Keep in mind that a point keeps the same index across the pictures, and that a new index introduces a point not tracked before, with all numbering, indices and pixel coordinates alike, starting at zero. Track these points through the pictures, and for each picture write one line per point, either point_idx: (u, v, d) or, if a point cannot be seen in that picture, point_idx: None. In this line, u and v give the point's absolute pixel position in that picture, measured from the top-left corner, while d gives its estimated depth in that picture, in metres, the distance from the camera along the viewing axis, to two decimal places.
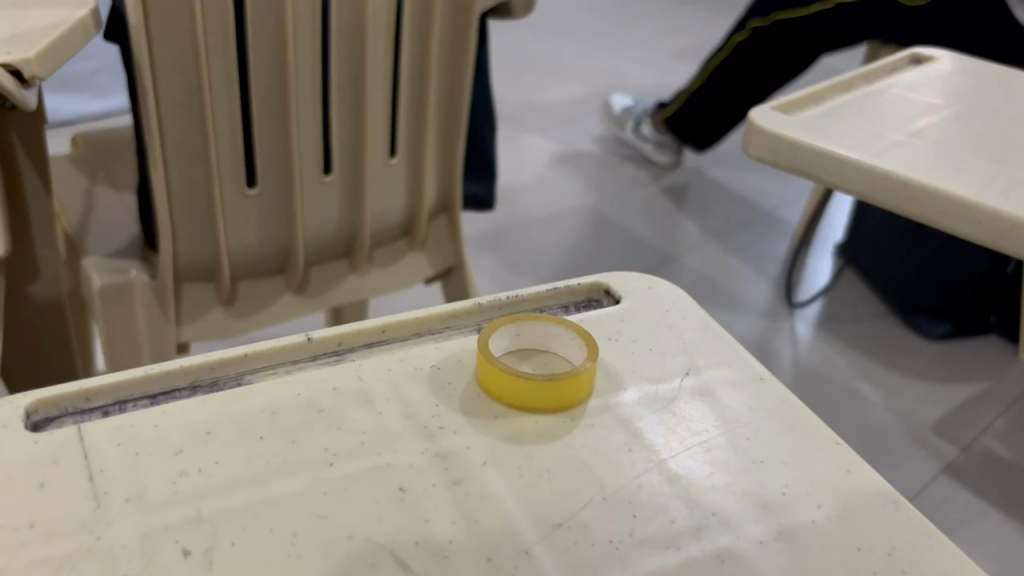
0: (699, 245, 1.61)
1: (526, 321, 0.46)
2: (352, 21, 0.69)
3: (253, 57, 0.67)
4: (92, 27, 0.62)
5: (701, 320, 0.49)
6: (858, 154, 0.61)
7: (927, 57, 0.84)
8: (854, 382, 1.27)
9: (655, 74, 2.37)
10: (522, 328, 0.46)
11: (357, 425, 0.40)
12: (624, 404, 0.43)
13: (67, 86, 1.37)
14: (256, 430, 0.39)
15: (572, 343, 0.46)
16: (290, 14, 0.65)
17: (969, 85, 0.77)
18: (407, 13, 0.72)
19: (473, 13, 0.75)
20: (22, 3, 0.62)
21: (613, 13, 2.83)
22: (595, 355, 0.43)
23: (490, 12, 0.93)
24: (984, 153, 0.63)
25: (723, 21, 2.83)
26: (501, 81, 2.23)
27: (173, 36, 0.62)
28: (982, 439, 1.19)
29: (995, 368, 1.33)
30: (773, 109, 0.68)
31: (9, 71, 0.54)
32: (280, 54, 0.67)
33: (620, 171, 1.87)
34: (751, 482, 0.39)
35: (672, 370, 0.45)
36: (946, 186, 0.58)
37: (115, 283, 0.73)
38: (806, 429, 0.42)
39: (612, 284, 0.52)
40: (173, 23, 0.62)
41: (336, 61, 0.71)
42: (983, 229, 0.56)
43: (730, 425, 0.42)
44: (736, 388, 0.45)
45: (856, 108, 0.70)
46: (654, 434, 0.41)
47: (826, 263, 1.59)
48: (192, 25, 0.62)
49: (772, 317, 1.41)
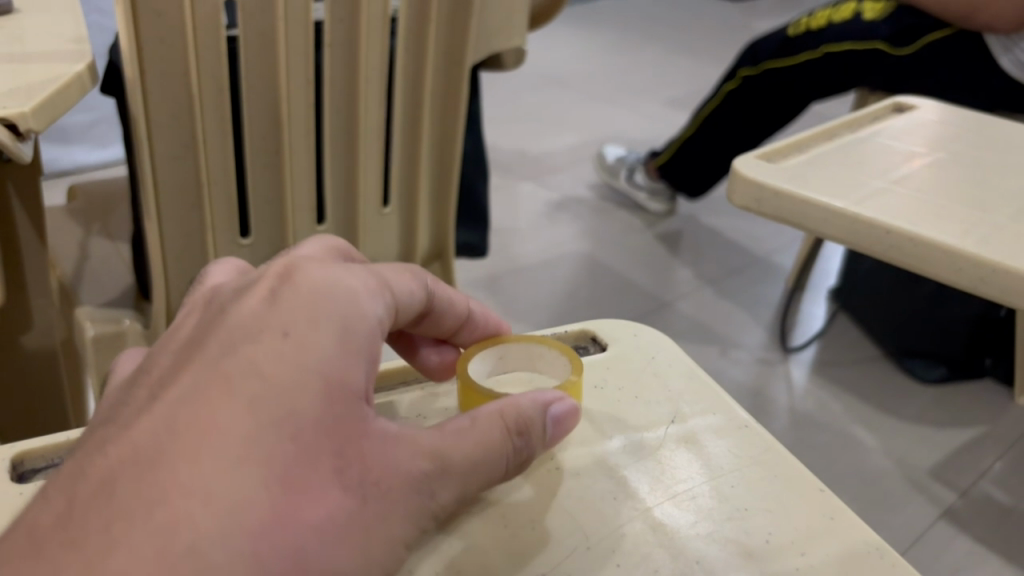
0: (693, 291, 1.61)
1: (516, 344, 0.48)
2: (343, 71, 0.71)
3: (248, 108, 0.68)
4: (89, 81, 0.64)
5: (686, 366, 0.50)
6: (838, 202, 0.62)
7: (909, 105, 0.86)
8: (850, 427, 1.27)
9: (649, 122, 2.40)
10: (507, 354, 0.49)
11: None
12: (608, 454, 0.43)
13: (66, 138, 1.39)
14: None
15: (557, 362, 0.48)
16: (282, 67, 0.67)
17: (953, 132, 0.78)
18: (399, 64, 0.75)
19: (464, 68, 0.78)
20: (22, 59, 0.63)
21: (606, 62, 2.86)
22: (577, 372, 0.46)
23: (481, 64, 0.95)
24: (966, 199, 0.64)
25: (714, 68, 2.88)
26: (497, 131, 2.27)
27: (166, 88, 0.63)
28: (981, 483, 1.18)
29: (991, 413, 1.33)
30: (756, 157, 0.70)
31: (5, 126, 0.55)
32: (273, 104, 0.69)
33: (614, 218, 1.89)
34: (737, 530, 0.39)
35: (657, 419, 0.46)
36: (926, 234, 0.58)
37: (107, 332, 0.75)
38: (792, 476, 0.43)
39: (598, 332, 0.53)
40: (168, 75, 0.63)
41: (328, 114, 0.73)
42: (964, 275, 0.56)
43: (715, 472, 0.43)
44: (721, 435, 0.45)
45: (839, 157, 0.71)
46: (638, 481, 0.42)
47: (820, 307, 1.59)
48: (186, 77, 0.64)
49: (767, 361, 1.42)
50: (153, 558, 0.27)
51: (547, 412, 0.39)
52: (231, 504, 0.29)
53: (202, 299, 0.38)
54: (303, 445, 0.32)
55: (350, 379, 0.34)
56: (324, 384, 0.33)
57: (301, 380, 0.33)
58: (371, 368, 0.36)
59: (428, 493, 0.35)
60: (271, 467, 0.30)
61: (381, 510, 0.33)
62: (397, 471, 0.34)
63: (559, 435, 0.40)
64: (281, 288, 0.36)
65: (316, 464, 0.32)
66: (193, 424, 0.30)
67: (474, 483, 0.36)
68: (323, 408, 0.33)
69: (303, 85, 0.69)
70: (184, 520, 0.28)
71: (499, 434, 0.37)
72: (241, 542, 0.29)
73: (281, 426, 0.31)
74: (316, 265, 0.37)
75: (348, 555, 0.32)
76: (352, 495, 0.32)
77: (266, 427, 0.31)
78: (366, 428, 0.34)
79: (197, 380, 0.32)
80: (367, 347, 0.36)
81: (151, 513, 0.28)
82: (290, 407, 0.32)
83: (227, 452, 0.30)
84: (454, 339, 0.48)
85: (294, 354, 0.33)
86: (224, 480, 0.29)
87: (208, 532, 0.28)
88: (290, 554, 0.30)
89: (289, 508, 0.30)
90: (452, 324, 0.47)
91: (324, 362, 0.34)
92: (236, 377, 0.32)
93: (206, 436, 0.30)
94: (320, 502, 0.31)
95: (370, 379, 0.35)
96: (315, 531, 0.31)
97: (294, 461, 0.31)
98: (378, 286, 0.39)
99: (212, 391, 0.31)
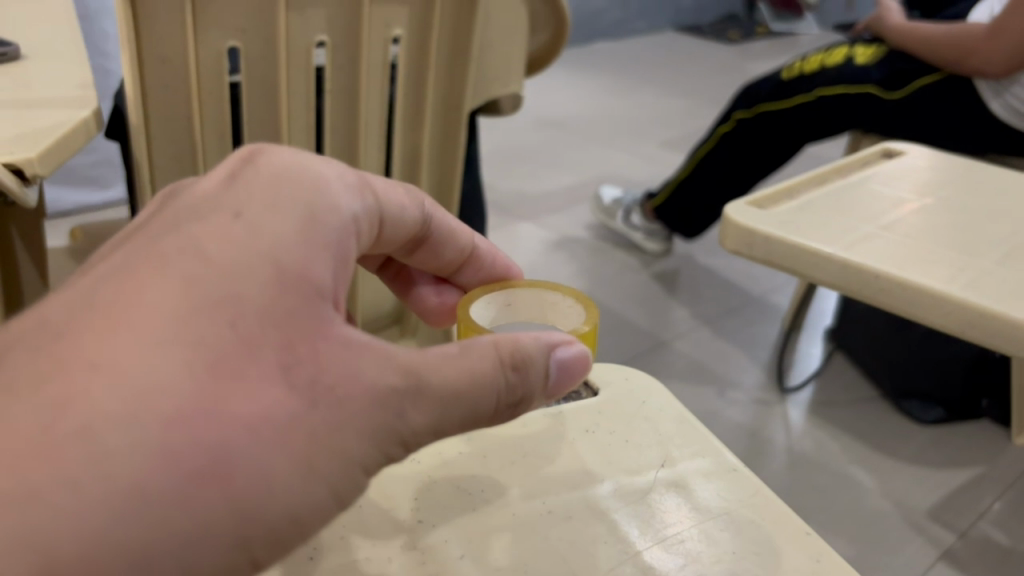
0: (691, 330, 1.62)
1: (522, 292, 0.52)
2: (346, 106, 0.79)
3: (247, 127, 0.75)
4: (94, 127, 0.65)
5: (676, 412, 0.55)
6: (829, 248, 0.63)
7: (898, 151, 0.88)
8: (848, 467, 1.27)
9: (646, 163, 2.43)
10: (515, 302, 0.53)
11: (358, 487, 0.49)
12: (602, 498, 0.48)
13: None
14: None
15: (569, 310, 0.51)
16: (283, 97, 0.75)
17: (942, 178, 0.80)
18: (398, 101, 0.83)
19: (463, 111, 0.85)
20: (30, 104, 0.65)
21: (604, 105, 2.90)
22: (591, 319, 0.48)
23: (480, 110, 0.97)
24: (954, 244, 0.65)
25: (710, 111, 2.91)
26: (495, 172, 2.29)
27: (168, 110, 0.70)
28: (980, 524, 1.18)
29: (988, 453, 1.33)
30: (747, 203, 0.71)
31: (12, 171, 0.56)
32: (273, 126, 0.76)
33: (611, 257, 1.90)
34: (720, 570, 0.44)
35: (649, 464, 0.51)
36: (915, 279, 0.59)
37: None
38: (776, 519, 0.47)
39: (590, 378, 0.58)
40: (171, 98, 0.69)
41: (330, 142, 0.81)
42: (953, 319, 0.57)
43: (703, 514, 0.47)
44: (709, 478, 0.50)
45: (831, 202, 0.72)
46: (630, 527, 0.46)
47: (817, 347, 1.60)
48: (188, 96, 0.70)
49: (765, 401, 1.42)
50: (42, 427, 0.28)
51: (550, 352, 0.40)
52: (145, 380, 0.30)
53: (170, 192, 0.41)
54: (242, 333, 0.32)
55: (310, 275, 0.35)
56: (276, 267, 0.34)
57: (249, 267, 0.34)
58: (337, 270, 0.38)
59: (398, 412, 0.35)
60: (197, 351, 0.31)
61: (330, 418, 0.33)
62: (358, 381, 0.34)
63: (570, 378, 0.41)
64: (244, 175, 0.38)
65: (257, 353, 0.32)
66: (119, 296, 0.32)
67: (456, 407, 0.36)
68: (270, 299, 0.33)
69: (304, 116, 0.78)
70: (83, 390, 0.29)
71: (490, 363, 0.38)
72: (145, 423, 0.29)
73: (216, 311, 0.32)
74: (286, 153, 0.40)
75: (282, 458, 0.31)
76: (298, 396, 0.32)
77: (197, 308, 0.32)
78: (324, 331, 0.34)
79: (134, 257, 0.33)
80: (329, 245, 0.37)
81: (59, 375, 0.29)
82: (231, 291, 0.33)
83: (150, 331, 0.31)
84: (461, 274, 0.56)
85: (243, 233, 0.35)
86: (139, 358, 0.30)
87: (112, 406, 0.29)
88: (206, 442, 0.30)
89: (217, 393, 0.30)
90: (454, 257, 0.54)
91: (280, 252, 0.35)
92: (173, 253, 0.33)
93: (130, 312, 0.31)
94: (255, 396, 0.31)
95: (334, 281, 0.37)
96: (242, 423, 0.31)
97: (228, 348, 0.32)
98: (358, 187, 0.42)
99: (145, 271, 0.33)
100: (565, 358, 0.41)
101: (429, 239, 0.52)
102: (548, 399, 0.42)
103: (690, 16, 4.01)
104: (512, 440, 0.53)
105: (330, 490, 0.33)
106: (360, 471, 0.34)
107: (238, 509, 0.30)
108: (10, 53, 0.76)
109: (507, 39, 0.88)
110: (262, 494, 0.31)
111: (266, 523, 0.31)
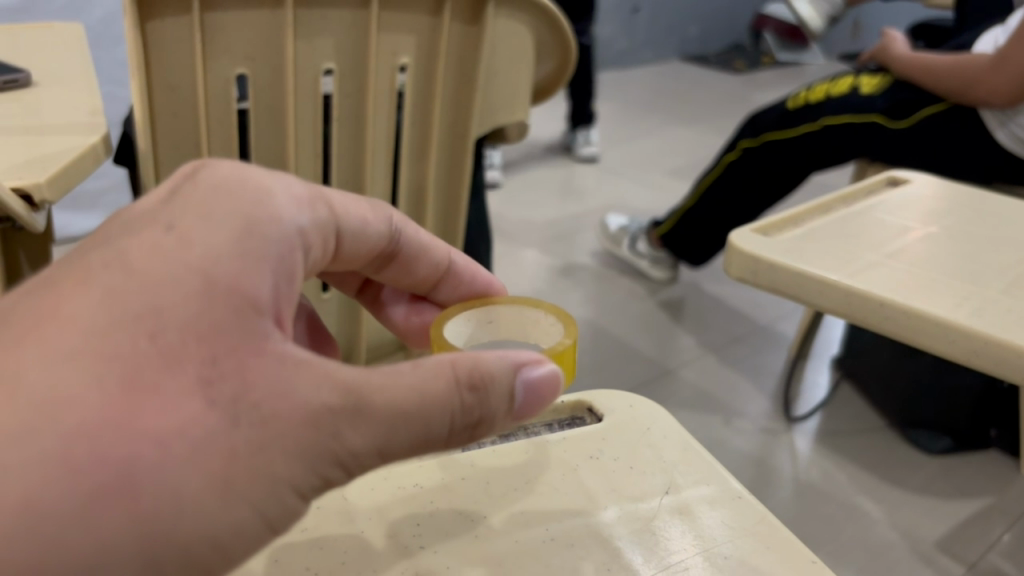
0: (696, 358, 1.62)
1: (504, 309, 0.52)
2: (353, 124, 0.80)
3: (254, 140, 0.77)
4: (103, 154, 0.66)
5: (679, 438, 0.55)
6: (832, 275, 0.63)
7: (903, 178, 0.88)
8: (854, 497, 1.27)
9: (652, 191, 2.43)
10: (497, 319, 0.53)
11: (360, 515, 0.49)
12: (603, 524, 0.48)
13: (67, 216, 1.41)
14: (270, 553, 0.46)
15: (552, 328, 0.50)
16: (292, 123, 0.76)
17: (948, 206, 0.80)
18: (406, 124, 0.84)
19: (469, 138, 0.87)
20: (39, 132, 0.66)
21: (611, 134, 2.91)
22: (572, 334, 0.48)
23: (486, 137, 0.98)
24: (960, 272, 0.65)
25: (717, 140, 2.92)
26: (501, 200, 2.29)
27: (175, 124, 0.71)
28: (989, 556, 1.17)
29: (997, 484, 1.32)
30: (752, 230, 0.71)
31: (20, 196, 0.57)
32: (282, 143, 0.78)
33: (617, 285, 1.90)
34: None
35: (652, 491, 0.51)
36: (922, 308, 0.59)
37: None
38: (783, 547, 0.47)
39: (594, 403, 0.59)
40: (176, 115, 0.71)
41: (336, 159, 0.82)
42: (959, 347, 0.57)
43: (707, 543, 0.47)
44: (714, 505, 0.50)
45: (835, 230, 0.73)
46: (633, 553, 0.46)
47: (824, 376, 1.59)
48: (194, 105, 0.71)
49: (771, 430, 1.41)
50: None
51: (516, 372, 0.40)
52: (49, 395, 0.31)
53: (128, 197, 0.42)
54: (162, 347, 0.33)
55: (244, 290, 0.35)
56: (205, 280, 0.35)
57: (174, 279, 0.34)
58: (281, 285, 0.37)
59: (332, 432, 0.34)
60: (107, 368, 0.32)
61: (254, 438, 0.33)
62: (292, 400, 0.34)
63: (533, 404, 0.40)
64: (187, 186, 0.39)
65: (177, 367, 0.33)
66: (41, 309, 0.33)
67: (402, 427, 0.36)
68: (194, 311, 0.34)
69: (311, 149, 0.80)
70: None
71: (444, 380, 0.37)
72: (44, 436, 0.30)
73: (135, 324, 0.33)
74: (227, 166, 0.40)
75: (194, 476, 0.31)
76: (218, 412, 0.33)
77: (112, 321, 0.33)
78: (255, 349, 0.34)
79: (60, 272, 0.35)
80: (271, 260, 0.37)
81: None
82: (151, 303, 0.34)
83: (58, 347, 0.32)
84: (440, 291, 0.56)
85: (168, 244, 0.35)
86: (43, 374, 0.31)
87: (9, 416, 0.30)
88: (105, 457, 0.30)
89: (125, 407, 0.31)
90: (429, 275, 0.54)
91: (212, 264, 0.35)
92: (94, 268, 0.35)
93: (46, 329, 0.32)
94: (167, 410, 0.32)
95: (278, 299, 0.37)
96: (150, 436, 0.31)
97: (143, 361, 0.32)
98: (310, 197, 0.42)
99: (67, 285, 0.34)
100: (536, 380, 0.40)
101: (399, 253, 0.52)
102: (516, 420, 0.41)
103: (696, 45, 4.04)
104: (513, 466, 0.53)
105: (256, 511, 0.33)
106: (291, 493, 0.34)
107: (142, 522, 0.30)
108: (22, 80, 0.77)
109: (514, 68, 0.88)
110: (171, 510, 0.31)
111: (176, 543, 0.31)
